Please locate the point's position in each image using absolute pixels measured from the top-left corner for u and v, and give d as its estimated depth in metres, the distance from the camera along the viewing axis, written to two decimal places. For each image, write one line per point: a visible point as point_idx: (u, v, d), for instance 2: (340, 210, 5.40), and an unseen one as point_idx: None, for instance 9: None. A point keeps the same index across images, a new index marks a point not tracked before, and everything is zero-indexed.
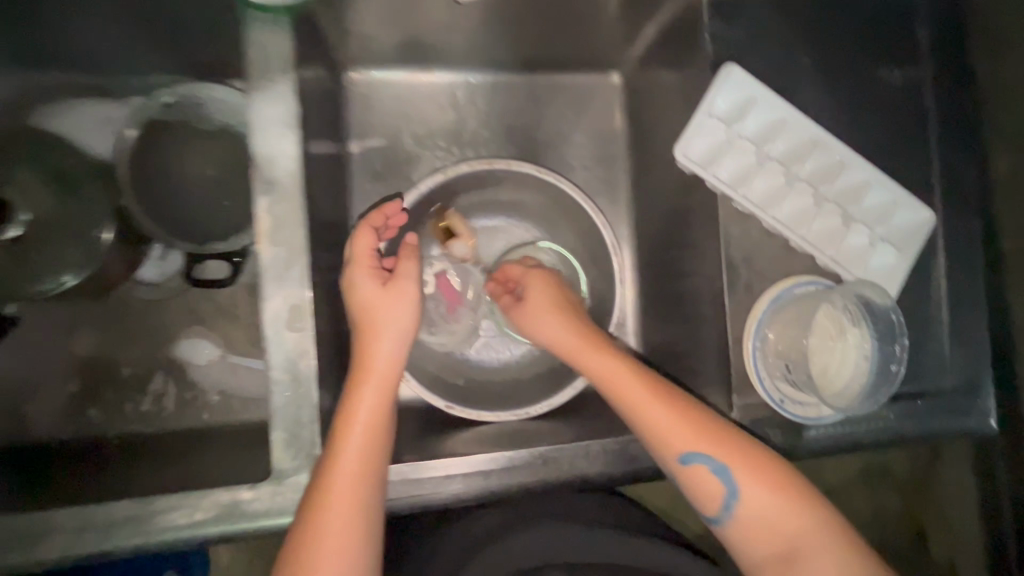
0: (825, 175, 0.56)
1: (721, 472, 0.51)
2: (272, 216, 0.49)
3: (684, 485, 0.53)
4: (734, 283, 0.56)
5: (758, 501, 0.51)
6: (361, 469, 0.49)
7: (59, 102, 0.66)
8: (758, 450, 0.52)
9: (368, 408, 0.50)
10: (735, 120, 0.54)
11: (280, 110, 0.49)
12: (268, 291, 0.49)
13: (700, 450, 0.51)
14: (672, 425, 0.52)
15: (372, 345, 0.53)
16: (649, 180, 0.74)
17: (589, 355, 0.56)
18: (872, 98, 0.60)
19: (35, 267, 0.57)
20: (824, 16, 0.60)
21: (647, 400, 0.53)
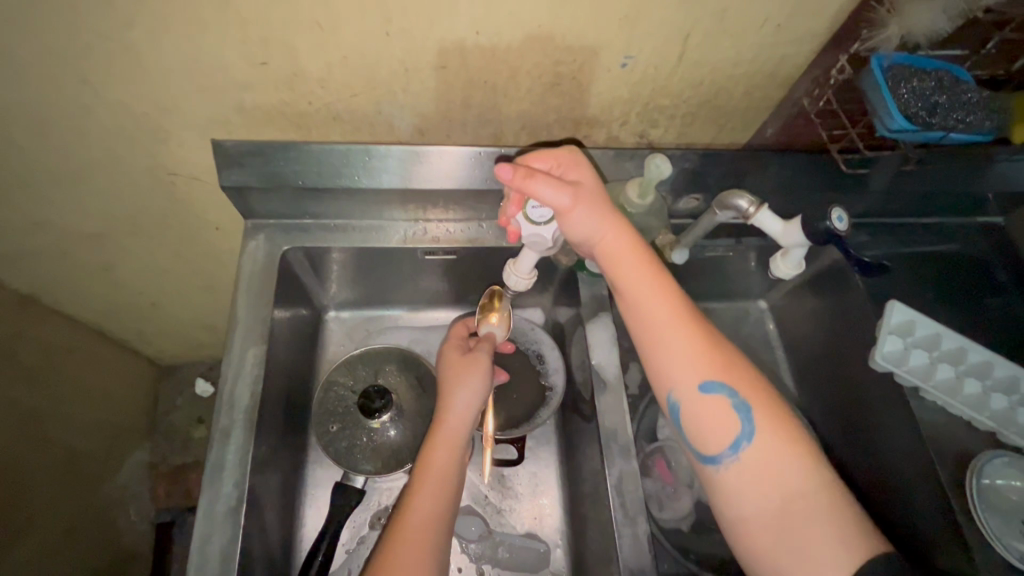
0: (983, 369, 0.75)
1: (738, 408, 0.54)
2: (606, 405, 0.72)
3: (692, 412, 0.55)
4: (939, 457, 0.72)
5: (767, 446, 0.52)
6: (447, 481, 0.65)
7: (379, 327, 0.91)
8: (772, 399, 0.55)
9: (459, 443, 0.67)
10: (906, 333, 0.77)
11: (606, 333, 0.77)
12: (609, 463, 0.69)
13: (721, 381, 0.55)
14: (691, 353, 0.56)
15: (446, 406, 0.69)
16: (813, 379, 0.91)
17: (624, 261, 0.57)
18: (992, 317, 0.81)
19: (393, 450, 0.77)
20: (936, 263, 0.85)
21: (671, 322, 0.56)
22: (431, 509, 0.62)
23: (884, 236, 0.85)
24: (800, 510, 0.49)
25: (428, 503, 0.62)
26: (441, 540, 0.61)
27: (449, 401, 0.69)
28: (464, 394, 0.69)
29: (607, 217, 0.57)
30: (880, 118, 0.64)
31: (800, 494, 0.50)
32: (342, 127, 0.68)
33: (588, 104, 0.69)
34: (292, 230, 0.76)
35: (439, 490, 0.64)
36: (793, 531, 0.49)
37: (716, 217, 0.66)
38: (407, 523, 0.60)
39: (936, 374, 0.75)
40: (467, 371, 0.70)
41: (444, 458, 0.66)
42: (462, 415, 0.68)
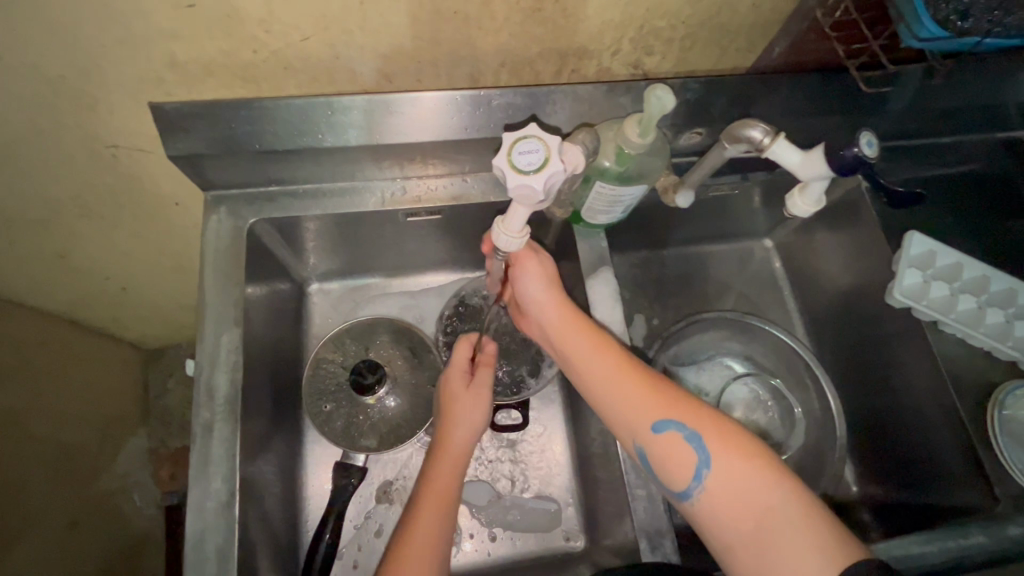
0: (1007, 298, 0.71)
1: (690, 438, 0.53)
2: None
3: (651, 455, 0.54)
4: (961, 392, 0.69)
5: (728, 473, 0.50)
6: (443, 520, 0.60)
7: (365, 297, 0.86)
8: (729, 424, 0.53)
9: (458, 468, 0.63)
10: (926, 264, 0.72)
11: (607, 289, 0.72)
12: None
13: (669, 417, 0.54)
14: (636, 391, 0.55)
15: (449, 426, 0.64)
16: (822, 318, 0.87)
17: (568, 336, 0.60)
18: (1009, 242, 0.77)
19: (394, 425, 0.74)
20: (953, 188, 0.80)
21: (615, 372, 0.57)
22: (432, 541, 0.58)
23: (898, 163, 0.79)
24: (773, 533, 0.47)
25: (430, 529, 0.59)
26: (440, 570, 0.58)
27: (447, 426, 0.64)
28: (465, 425, 0.64)
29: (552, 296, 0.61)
30: (907, 26, 0.57)
31: (767, 514, 0.48)
32: (297, 78, 0.60)
33: (575, 32, 0.61)
34: (256, 200, 0.69)
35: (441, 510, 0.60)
36: (765, 553, 0.47)
37: (725, 153, 0.59)
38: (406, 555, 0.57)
39: (958, 306, 0.70)
40: (471, 404, 0.65)
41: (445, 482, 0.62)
42: (463, 442, 0.64)
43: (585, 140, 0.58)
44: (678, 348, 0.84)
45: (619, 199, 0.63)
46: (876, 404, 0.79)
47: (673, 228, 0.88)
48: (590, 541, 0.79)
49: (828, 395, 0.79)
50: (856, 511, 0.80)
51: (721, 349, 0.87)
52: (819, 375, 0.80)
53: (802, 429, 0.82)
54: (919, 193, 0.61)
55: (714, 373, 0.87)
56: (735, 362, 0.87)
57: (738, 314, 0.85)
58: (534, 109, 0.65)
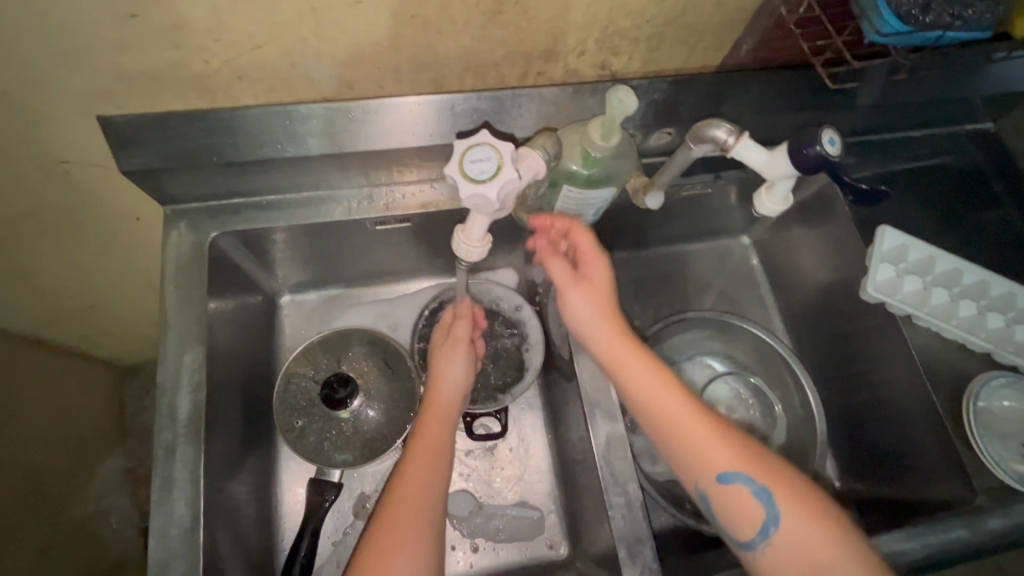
0: (978, 290, 0.71)
1: (761, 493, 0.51)
2: (587, 370, 0.67)
3: (715, 502, 0.53)
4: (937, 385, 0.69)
5: (800, 533, 0.50)
6: (440, 452, 0.59)
7: (338, 307, 0.84)
8: (798, 480, 0.53)
9: (450, 417, 0.63)
10: (898, 258, 0.72)
11: None
12: (595, 426, 0.65)
13: (739, 469, 0.52)
14: (708, 439, 0.53)
15: (436, 378, 0.65)
16: (800, 315, 0.87)
17: (629, 370, 0.56)
18: (978, 234, 0.78)
19: (368, 439, 0.72)
20: (923, 181, 0.80)
21: (683, 415, 0.54)
22: (428, 482, 0.57)
23: (868, 158, 0.79)
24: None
25: (422, 474, 0.57)
26: (437, 510, 0.56)
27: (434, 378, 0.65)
28: (449, 376, 0.65)
29: (609, 321, 0.58)
30: (869, 20, 0.57)
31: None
32: (254, 87, 0.58)
33: (538, 34, 0.60)
34: (218, 213, 0.67)
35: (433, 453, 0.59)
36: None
37: (691, 153, 0.59)
38: (401, 498, 0.55)
39: (932, 300, 0.70)
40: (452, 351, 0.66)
41: (436, 428, 0.61)
42: (451, 390, 0.64)
43: (546, 144, 0.57)
44: (656, 348, 0.83)
45: (586, 201, 0.63)
46: (854, 399, 0.79)
47: (649, 229, 0.88)
48: (574, 547, 0.78)
49: (807, 391, 0.78)
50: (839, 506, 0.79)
51: (700, 348, 0.87)
52: (797, 372, 0.79)
53: (781, 426, 0.82)
54: (884, 190, 0.61)
55: (693, 372, 0.86)
56: (714, 361, 0.87)
57: (716, 313, 0.85)
58: (500, 113, 0.64)
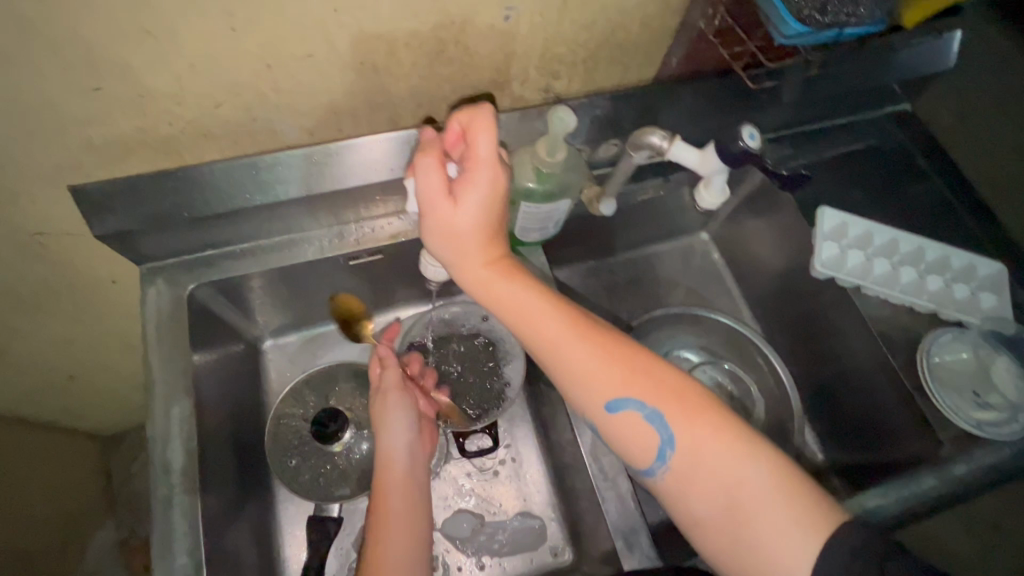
0: (916, 257, 0.77)
1: (652, 418, 0.54)
2: None
3: (613, 433, 0.56)
4: (892, 349, 0.74)
5: (693, 450, 0.53)
6: (415, 501, 0.65)
7: (325, 345, 0.86)
8: (687, 394, 0.55)
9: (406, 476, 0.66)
10: (840, 235, 0.78)
11: None
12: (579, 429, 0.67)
13: (628, 395, 0.55)
14: (598, 369, 0.56)
15: (381, 442, 0.68)
16: (764, 300, 0.92)
17: (501, 292, 0.58)
18: (910, 205, 0.85)
19: (363, 469, 0.74)
20: (855, 162, 0.87)
21: (566, 341, 0.56)
22: (404, 552, 0.60)
23: (803, 148, 0.85)
24: (747, 508, 0.50)
25: (399, 548, 0.60)
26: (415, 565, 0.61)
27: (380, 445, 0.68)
28: (393, 434, 0.68)
29: (478, 247, 0.57)
30: (775, 27, 0.63)
31: (741, 492, 0.51)
32: (218, 142, 0.61)
33: (481, 68, 0.65)
34: (194, 267, 0.69)
35: (405, 519, 0.63)
36: (740, 526, 0.50)
37: (632, 160, 0.63)
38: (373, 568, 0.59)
39: (876, 271, 0.76)
40: (393, 411, 0.69)
41: (398, 500, 0.64)
42: (397, 449, 0.67)
43: None
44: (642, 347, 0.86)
45: (547, 216, 0.67)
46: (824, 373, 0.83)
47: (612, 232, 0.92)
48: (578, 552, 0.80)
49: (779, 370, 0.83)
50: (827, 477, 0.83)
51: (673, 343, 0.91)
52: (766, 352, 0.84)
53: (759, 406, 0.85)
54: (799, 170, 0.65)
55: None
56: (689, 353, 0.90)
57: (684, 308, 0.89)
58: None
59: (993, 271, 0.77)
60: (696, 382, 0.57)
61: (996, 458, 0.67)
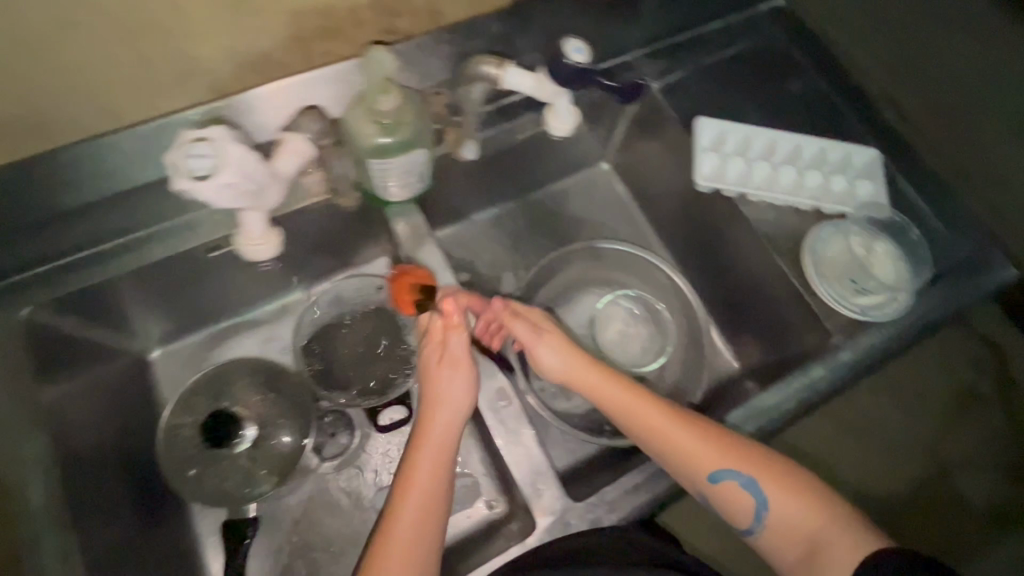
0: (794, 155, 0.78)
1: (745, 484, 0.60)
2: None
3: (711, 499, 0.61)
4: (778, 249, 0.75)
5: (789, 511, 0.58)
6: (436, 501, 0.59)
7: (222, 343, 0.80)
8: (766, 453, 0.61)
9: (445, 449, 0.60)
10: (719, 145, 0.78)
11: (434, 260, 0.70)
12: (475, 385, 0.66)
13: (726, 467, 0.60)
14: (699, 448, 0.60)
15: (433, 411, 0.61)
16: (666, 221, 0.92)
17: (603, 389, 0.63)
18: (791, 102, 0.84)
19: (270, 463, 0.71)
20: (734, 66, 0.85)
21: (669, 425, 0.61)
22: (412, 545, 0.56)
23: (681, 58, 0.83)
24: (827, 545, 0.56)
25: (411, 534, 0.57)
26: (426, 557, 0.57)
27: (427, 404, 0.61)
28: (458, 389, 0.61)
29: (580, 361, 0.64)
30: None
31: (821, 538, 0.57)
32: (8, 133, 0.55)
33: (297, 14, 0.59)
34: (25, 287, 0.61)
35: (426, 511, 0.58)
36: (818, 558, 0.56)
37: (476, 91, 0.70)
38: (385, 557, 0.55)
39: (755, 176, 0.77)
40: (450, 376, 0.61)
41: (426, 469, 0.59)
42: (443, 420, 0.61)
43: (310, 124, 0.63)
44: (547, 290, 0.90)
45: (406, 170, 0.63)
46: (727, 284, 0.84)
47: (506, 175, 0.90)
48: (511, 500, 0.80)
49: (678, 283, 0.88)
50: (741, 382, 0.86)
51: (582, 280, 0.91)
52: (665, 270, 0.89)
53: (673, 329, 0.88)
54: (637, 83, 0.78)
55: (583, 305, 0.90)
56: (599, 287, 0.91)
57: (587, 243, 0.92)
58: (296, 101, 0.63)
59: (870, 157, 0.78)
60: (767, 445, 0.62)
61: (880, 337, 0.69)
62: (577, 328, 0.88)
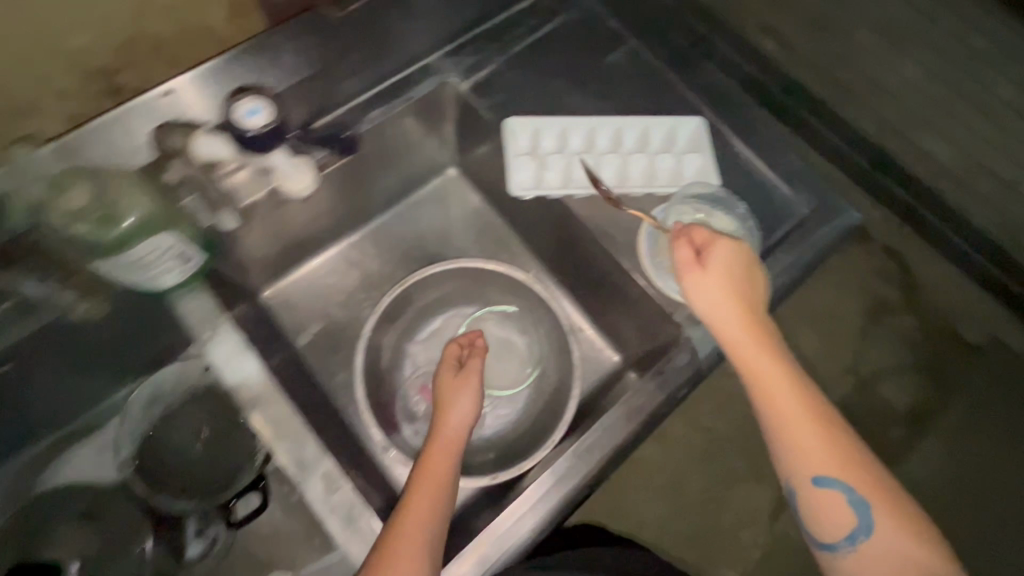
0: (615, 142, 0.74)
1: (856, 502, 0.56)
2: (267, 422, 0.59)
3: (808, 504, 0.58)
4: (615, 245, 0.71)
5: (889, 542, 0.55)
6: (436, 520, 0.58)
7: (50, 464, 0.72)
8: (888, 484, 0.57)
9: (443, 487, 0.60)
10: (535, 147, 0.72)
11: (230, 345, 0.63)
12: (303, 478, 0.59)
13: (836, 476, 0.57)
14: (817, 446, 0.57)
15: (443, 419, 0.64)
16: (519, 221, 0.87)
17: (752, 352, 0.59)
18: (613, 77, 0.78)
19: None
20: (545, 49, 0.79)
21: (796, 420, 0.58)
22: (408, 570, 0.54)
23: (485, 52, 0.77)
24: None
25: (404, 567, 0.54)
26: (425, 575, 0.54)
27: (444, 422, 0.64)
28: (457, 415, 0.65)
29: (735, 313, 0.60)
30: None
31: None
32: None
33: None
34: None
35: (420, 530, 0.56)
36: None
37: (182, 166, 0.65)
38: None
39: (576, 174, 0.72)
40: (459, 390, 0.66)
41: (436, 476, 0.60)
42: (457, 424, 0.64)
43: None
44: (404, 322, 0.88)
45: (143, 260, 0.60)
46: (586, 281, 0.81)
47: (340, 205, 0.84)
48: None
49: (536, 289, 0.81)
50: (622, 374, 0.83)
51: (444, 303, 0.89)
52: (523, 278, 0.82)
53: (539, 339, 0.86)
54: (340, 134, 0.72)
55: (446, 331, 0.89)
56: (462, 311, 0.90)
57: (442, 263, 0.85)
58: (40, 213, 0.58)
59: (693, 127, 0.74)
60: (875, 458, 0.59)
61: None
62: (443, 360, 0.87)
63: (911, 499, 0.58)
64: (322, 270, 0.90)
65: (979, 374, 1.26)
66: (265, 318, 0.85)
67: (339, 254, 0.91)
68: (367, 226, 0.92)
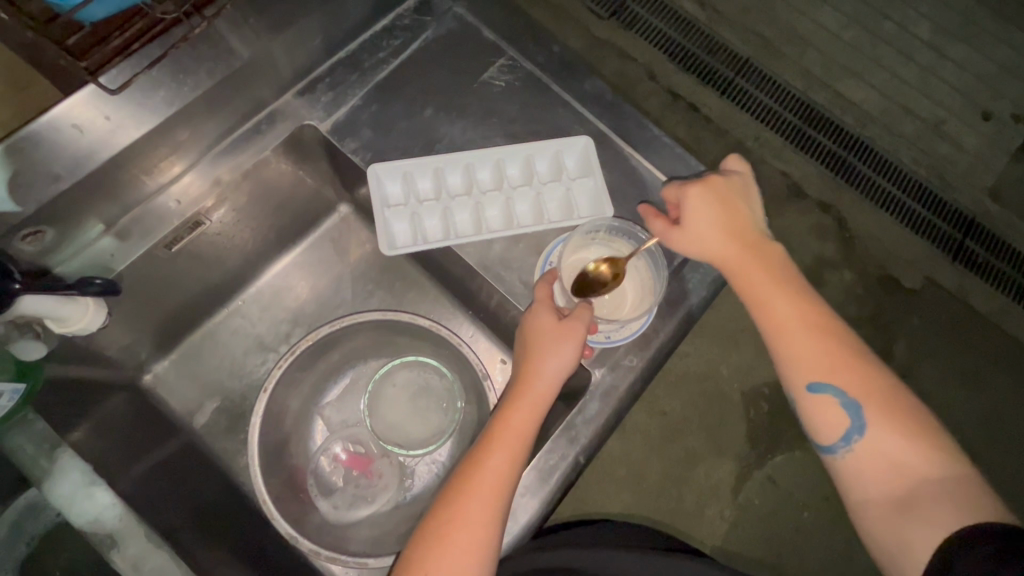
0: (497, 177, 0.69)
1: (848, 404, 0.55)
2: (129, 561, 0.52)
3: (805, 411, 0.57)
4: (513, 288, 0.65)
5: (883, 439, 0.54)
6: (502, 495, 0.54)
7: None
8: (878, 378, 0.56)
9: (521, 449, 0.56)
10: (410, 194, 0.67)
11: (75, 476, 0.53)
12: None
13: (830, 381, 0.56)
14: (813, 351, 0.57)
15: (539, 363, 0.58)
16: (421, 260, 0.79)
17: (745, 270, 0.59)
18: (492, 95, 0.71)
19: None
20: (413, 73, 0.71)
21: (792, 320, 0.58)
22: (475, 542, 0.52)
23: (344, 85, 0.69)
24: (924, 493, 0.51)
25: (466, 542, 0.52)
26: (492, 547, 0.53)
27: (540, 364, 0.58)
28: (554, 364, 0.57)
29: (729, 235, 0.60)
30: None
31: (922, 482, 0.51)
32: None
33: None
34: None
35: (488, 502, 0.53)
36: (915, 508, 0.51)
37: None
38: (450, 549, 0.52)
39: (459, 220, 0.67)
40: (560, 336, 0.58)
41: (517, 426, 0.56)
42: (549, 375, 0.58)
43: None
44: (313, 382, 0.80)
45: None
46: (499, 319, 0.75)
47: (215, 268, 0.74)
48: None
49: (440, 333, 0.73)
50: None
51: (354, 357, 0.82)
52: (426, 324, 0.74)
53: (461, 382, 0.79)
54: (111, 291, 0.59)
55: (360, 387, 0.82)
56: (374, 362, 0.83)
57: (335, 320, 0.75)
58: None
59: (581, 147, 0.69)
60: (884, 366, 0.58)
61: (636, 355, 0.64)
62: (361, 419, 0.81)
63: (913, 400, 0.56)
64: (209, 339, 0.79)
65: (918, 317, 1.28)
66: (147, 409, 0.74)
67: (227, 318, 0.80)
68: (253, 285, 0.81)
